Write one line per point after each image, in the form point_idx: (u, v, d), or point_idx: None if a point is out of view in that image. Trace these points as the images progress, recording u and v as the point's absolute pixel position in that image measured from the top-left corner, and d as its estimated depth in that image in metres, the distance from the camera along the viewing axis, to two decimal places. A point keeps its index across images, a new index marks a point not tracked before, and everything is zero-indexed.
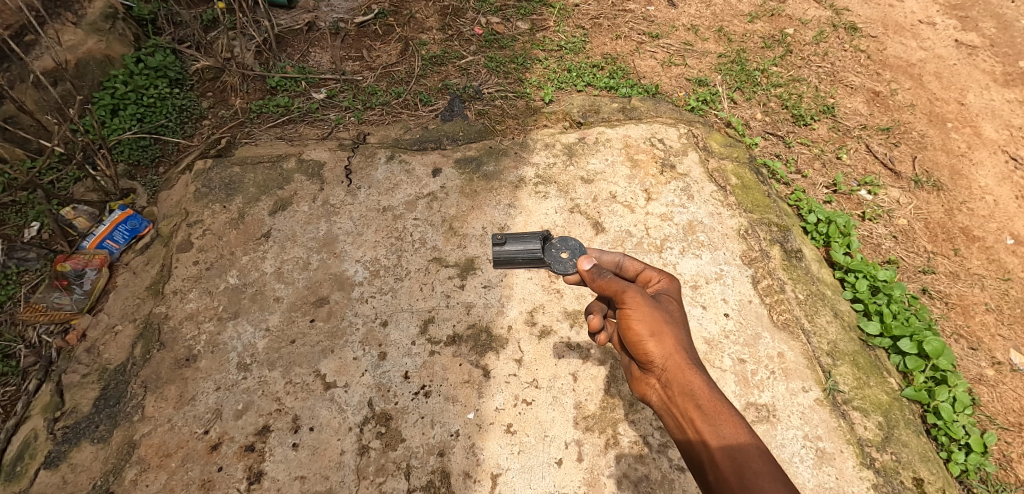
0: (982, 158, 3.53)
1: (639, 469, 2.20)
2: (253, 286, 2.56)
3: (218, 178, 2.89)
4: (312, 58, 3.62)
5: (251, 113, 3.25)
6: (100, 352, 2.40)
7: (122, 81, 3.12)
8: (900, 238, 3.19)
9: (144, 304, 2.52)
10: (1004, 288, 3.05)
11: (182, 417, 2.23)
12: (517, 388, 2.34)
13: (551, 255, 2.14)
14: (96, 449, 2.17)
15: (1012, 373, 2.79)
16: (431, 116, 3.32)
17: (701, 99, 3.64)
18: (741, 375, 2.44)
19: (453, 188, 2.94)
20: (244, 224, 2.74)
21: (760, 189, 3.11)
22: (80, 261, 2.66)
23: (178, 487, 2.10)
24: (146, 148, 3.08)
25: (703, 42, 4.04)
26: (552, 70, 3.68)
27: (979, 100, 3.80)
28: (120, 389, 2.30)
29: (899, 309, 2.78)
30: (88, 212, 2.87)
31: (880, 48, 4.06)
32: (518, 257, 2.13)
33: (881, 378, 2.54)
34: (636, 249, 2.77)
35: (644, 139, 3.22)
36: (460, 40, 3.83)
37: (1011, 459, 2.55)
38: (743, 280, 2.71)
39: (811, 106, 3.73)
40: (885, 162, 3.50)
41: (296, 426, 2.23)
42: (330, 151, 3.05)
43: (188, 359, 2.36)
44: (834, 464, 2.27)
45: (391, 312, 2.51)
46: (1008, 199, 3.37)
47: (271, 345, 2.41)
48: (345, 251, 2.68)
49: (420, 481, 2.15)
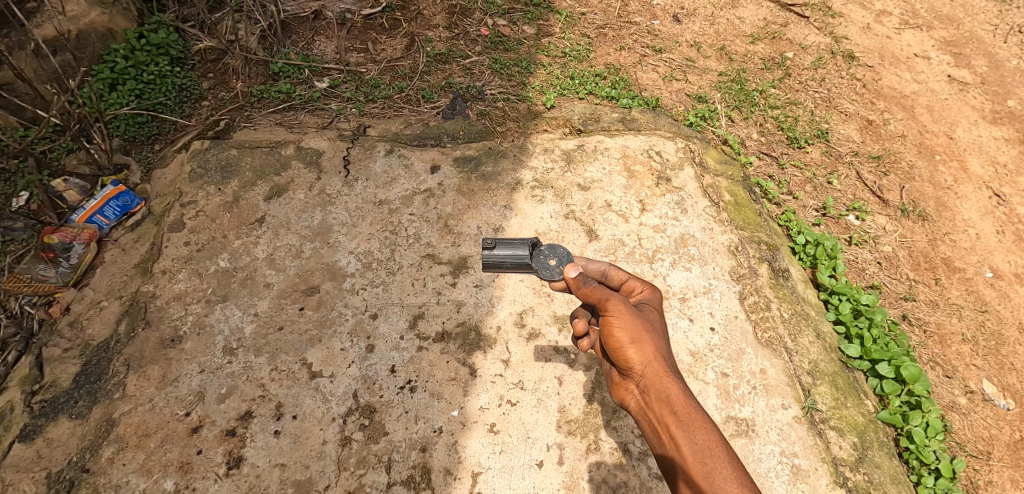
0: (967, 192, 3.61)
1: (617, 476, 2.22)
2: (244, 270, 2.55)
3: (214, 160, 2.88)
4: (316, 47, 3.61)
5: (252, 97, 3.24)
6: (84, 327, 2.37)
7: (123, 55, 3.06)
8: (884, 265, 3.25)
9: (131, 281, 2.50)
10: (981, 319, 3.12)
11: (164, 398, 2.21)
12: (503, 389, 2.36)
13: (539, 261, 2.05)
14: (73, 425, 2.14)
15: (984, 402, 2.86)
16: (433, 113, 3.33)
17: (700, 115, 3.68)
18: (723, 388, 2.47)
19: (450, 186, 2.94)
20: (238, 208, 2.73)
21: (752, 207, 3.16)
22: (68, 234, 2.62)
23: (156, 468, 2.08)
24: (143, 124, 3.05)
25: (705, 60, 4.10)
26: (555, 76, 3.71)
27: (967, 135, 3.90)
28: (102, 366, 2.27)
29: (879, 333, 2.83)
30: (80, 186, 2.83)
31: (875, 78, 4.15)
32: (506, 265, 2.05)
33: (858, 399, 2.59)
34: (628, 258, 2.80)
35: (642, 151, 3.25)
36: (466, 39, 3.85)
37: (977, 486, 2.62)
38: (731, 295, 2.75)
39: (806, 129, 3.80)
40: (874, 189, 3.57)
41: (280, 413, 2.22)
42: (330, 141, 3.05)
43: (173, 340, 2.34)
44: (808, 481, 2.31)
45: (381, 305, 2.51)
46: (990, 233, 3.45)
47: (259, 330, 2.39)
48: (339, 242, 2.67)
49: (401, 475, 2.15)
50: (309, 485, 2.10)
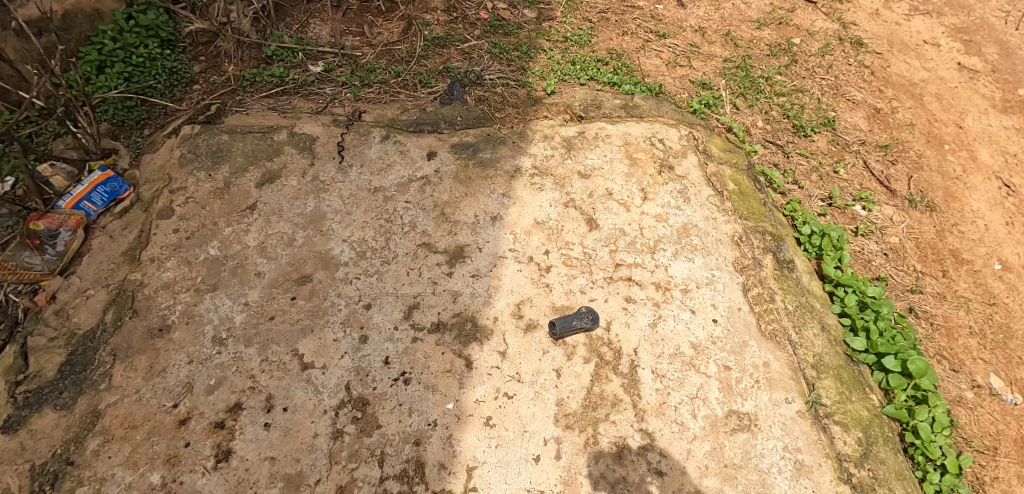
0: (976, 183, 3.52)
1: (616, 471, 2.18)
2: (234, 259, 2.48)
3: (205, 145, 2.81)
4: (311, 30, 3.53)
5: (244, 81, 3.16)
6: (70, 316, 2.32)
7: (111, 37, 2.95)
8: (890, 256, 3.19)
9: (119, 270, 2.44)
10: (989, 312, 3.04)
11: (151, 389, 2.15)
12: (500, 381, 2.30)
13: (575, 324, 2.41)
14: (58, 416, 2.08)
15: (991, 397, 2.79)
16: (430, 98, 3.25)
17: (704, 102, 3.59)
18: (725, 382, 2.40)
19: (447, 173, 2.87)
20: (229, 195, 2.66)
21: (756, 197, 3.09)
22: (54, 221, 2.55)
23: (142, 461, 2.02)
24: (131, 108, 2.95)
25: (709, 46, 4.00)
26: (556, 61, 3.62)
27: (977, 125, 3.80)
28: (88, 355, 2.21)
29: (885, 326, 2.76)
30: (67, 171, 2.75)
31: (884, 65, 4.05)
32: (558, 326, 2.38)
33: (864, 394, 2.53)
34: (629, 248, 2.73)
35: (644, 138, 3.17)
36: (465, 23, 3.77)
37: (984, 482, 2.55)
38: (734, 287, 2.67)
39: (812, 117, 3.71)
40: (881, 179, 3.49)
41: (270, 405, 2.16)
42: (323, 126, 2.98)
43: (161, 329, 2.28)
44: (812, 477, 2.23)
45: (375, 295, 2.45)
46: (999, 225, 3.36)
47: (249, 320, 2.33)
48: (332, 230, 2.61)
49: (393, 470, 2.09)
50: (299, 479, 2.04)
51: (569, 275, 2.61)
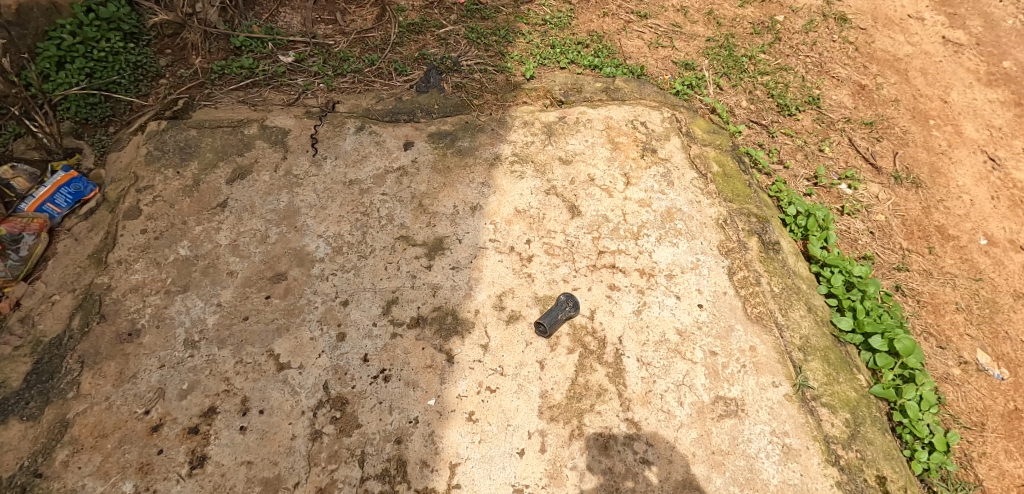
0: (962, 158, 3.49)
1: (602, 462, 2.14)
2: (205, 258, 2.41)
3: (172, 141, 2.72)
4: (282, 19, 3.42)
5: (212, 73, 3.07)
6: (36, 323, 2.25)
7: (70, 31, 2.83)
8: (877, 234, 3.16)
9: (85, 274, 2.36)
10: (975, 288, 3.03)
11: (122, 395, 2.09)
12: (482, 375, 2.26)
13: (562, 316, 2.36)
14: (25, 427, 2.02)
15: (978, 372, 2.78)
16: (406, 87, 3.16)
17: (687, 83, 3.53)
18: (711, 367, 2.37)
19: (424, 163, 2.80)
20: (199, 192, 2.58)
21: (741, 179, 3.04)
22: (16, 224, 2.44)
23: (114, 470, 1.96)
24: (95, 105, 2.86)
25: (692, 25, 3.93)
26: (535, 45, 3.54)
27: (962, 99, 3.75)
28: (54, 364, 2.15)
29: (872, 306, 2.72)
30: (28, 172, 2.64)
31: (868, 40, 4.00)
32: (544, 323, 2.32)
33: (851, 375, 2.50)
34: (612, 235, 2.68)
35: (626, 121, 3.12)
36: (441, 8, 3.68)
37: (972, 458, 2.54)
38: (719, 270, 2.63)
39: (796, 96, 3.66)
40: (867, 156, 3.45)
41: (246, 408, 2.10)
42: (296, 118, 2.90)
43: (131, 334, 2.21)
44: (800, 461, 2.21)
45: (353, 291, 2.39)
46: (985, 199, 3.33)
47: (222, 321, 2.27)
48: (307, 225, 2.54)
49: (374, 469, 2.05)
50: (277, 482, 1.99)
51: (551, 264, 2.56)
